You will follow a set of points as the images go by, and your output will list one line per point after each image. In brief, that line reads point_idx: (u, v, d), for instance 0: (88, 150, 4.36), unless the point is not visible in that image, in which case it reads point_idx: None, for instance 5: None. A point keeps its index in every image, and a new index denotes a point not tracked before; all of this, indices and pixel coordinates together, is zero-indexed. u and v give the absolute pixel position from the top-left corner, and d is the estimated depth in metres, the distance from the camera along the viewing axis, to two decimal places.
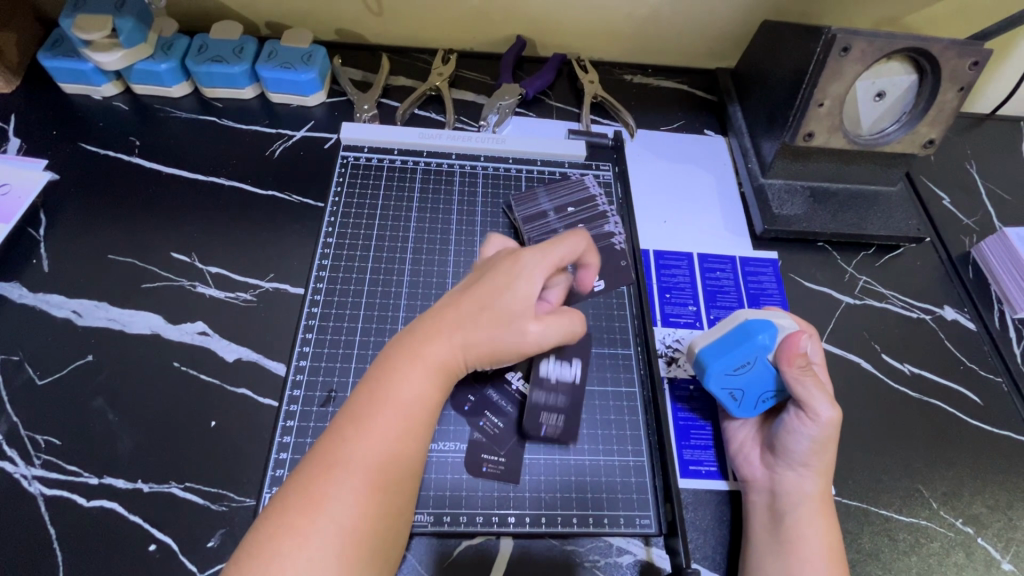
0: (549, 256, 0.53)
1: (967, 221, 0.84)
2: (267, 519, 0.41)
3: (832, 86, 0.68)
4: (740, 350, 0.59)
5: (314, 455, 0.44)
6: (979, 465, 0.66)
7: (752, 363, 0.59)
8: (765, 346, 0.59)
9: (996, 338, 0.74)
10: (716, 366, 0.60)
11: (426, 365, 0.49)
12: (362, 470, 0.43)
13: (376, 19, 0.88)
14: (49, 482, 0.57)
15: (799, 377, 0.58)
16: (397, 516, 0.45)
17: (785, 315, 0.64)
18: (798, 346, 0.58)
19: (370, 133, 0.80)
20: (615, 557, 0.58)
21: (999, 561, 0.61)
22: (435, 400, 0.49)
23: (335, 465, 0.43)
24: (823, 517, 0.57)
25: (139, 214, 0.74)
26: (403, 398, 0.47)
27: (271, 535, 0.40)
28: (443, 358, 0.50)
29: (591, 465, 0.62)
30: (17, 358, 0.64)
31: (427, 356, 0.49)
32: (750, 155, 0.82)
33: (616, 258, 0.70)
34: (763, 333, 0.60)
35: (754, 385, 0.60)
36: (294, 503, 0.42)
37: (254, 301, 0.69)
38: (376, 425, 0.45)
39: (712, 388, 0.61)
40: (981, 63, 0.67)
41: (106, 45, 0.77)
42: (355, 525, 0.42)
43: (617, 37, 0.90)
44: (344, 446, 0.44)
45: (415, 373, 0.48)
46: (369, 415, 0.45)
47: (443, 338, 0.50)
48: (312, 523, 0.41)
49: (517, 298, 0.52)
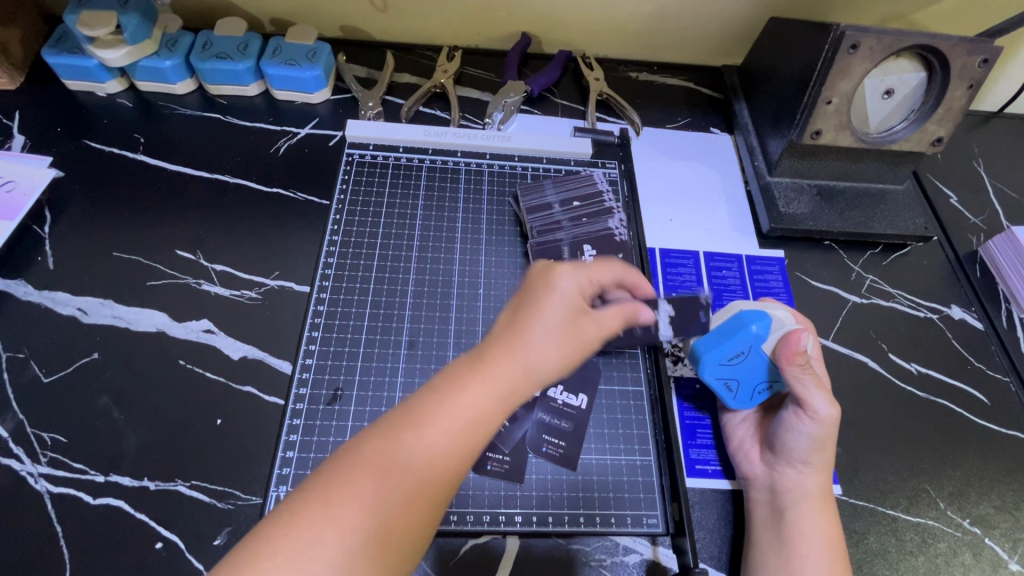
0: (587, 271, 0.52)
1: (974, 220, 0.83)
2: (302, 494, 0.40)
3: (840, 84, 0.68)
4: (732, 342, 0.59)
5: (358, 448, 0.41)
6: (987, 465, 0.65)
7: (745, 353, 0.59)
8: (757, 336, 0.59)
9: (1003, 337, 0.74)
10: (711, 356, 0.59)
11: (494, 382, 0.44)
12: (410, 469, 0.41)
13: (379, 16, 0.87)
14: (55, 480, 0.57)
15: (799, 375, 0.56)
16: (431, 522, 0.42)
17: (782, 305, 0.64)
18: (799, 344, 0.57)
19: (376, 130, 0.80)
20: (621, 556, 0.58)
21: (1006, 561, 0.60)
22: (495, 420, 0.44)
23: (387, 455, 0.41)
24: (824, 515, 0.57)
25: (145, 211, 0.74)
26: (465, 410, 0.43)
27: (303, 509, 0.39)
28: (513, 379, 0.45)
29: (598, 464, 0.61)
30: (22, 355, 0.64)
31: (497, 371, 0.45)
32: (757, 153, 0.82)
33: (616, 248, 0.71)
34: (756, 323, 0.59)
35: (747, 376, 0.60)
36: (335, 484, 0.40)
37: (259, 299, 0.69)
38: (432, 428, 0.42)
39: (707, 378, 0.61)
40: (990, 61, 0.66)
41: (109, 41, 0.77)
42: (389, 523, 0.40)
43: (623, 33, 0.89)
44: (399, 442, 0.41)
45: (481, 387, 0.44)
46: (428, 416, 0.42)
47: (514, 351, 0.46)
48: (349, 509, 0.39)
49: (578, 316, 0.49)
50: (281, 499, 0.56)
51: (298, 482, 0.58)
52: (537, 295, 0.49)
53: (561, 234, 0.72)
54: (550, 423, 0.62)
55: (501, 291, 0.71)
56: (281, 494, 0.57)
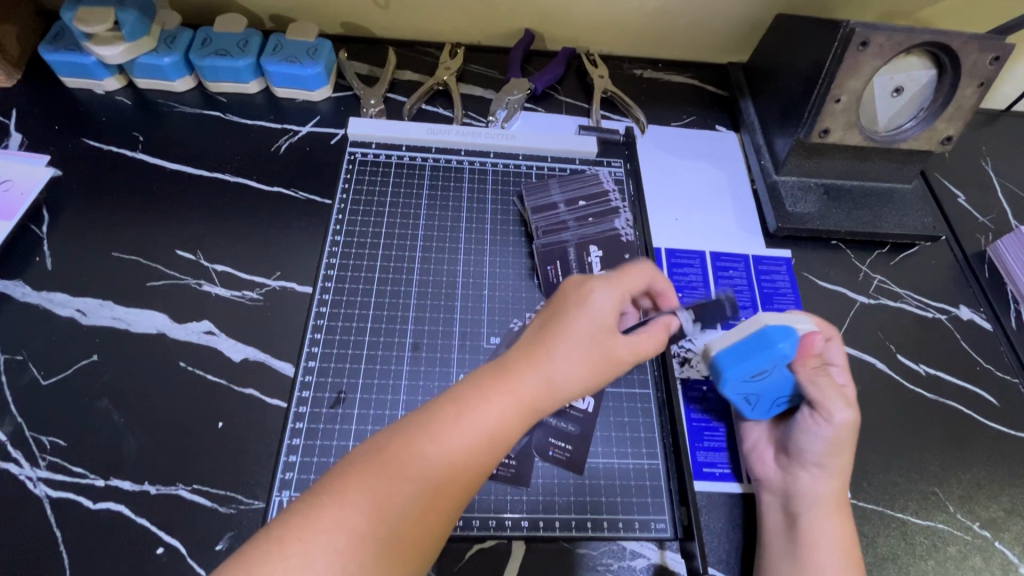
0: (623, 283, 0.53)
1: (982, 219, 0.83)
2: (316, 492, 0.39)
3: (849, 81, 0.67)
4: (758, 359, 0.57)
5: (376, 450, 0.41)
6: (997, 468, 0.65)
7: (769, 370, 0.57)
8: (785, 354, 0.56)
9: (1012, 338, 0.73)
10: (734, 373, 0.58)
11: (518, 395, 0.45)
12: (426, 472, 0.41)
13: (381, 12, 0.86)
14: (54, 484, 0.56)
15: (812, 377, 0.57)
16: (440, 534, 0.41)
17: (802, 314, 0.62)
18: (814, 346, 0.57)
19: (378, 128, 0.79)
20: (628, 561, 0.57)
21: (1016, 565, 0.60)
22: (513, 432, 0.45)
23: (404, 457, 0.40)
24: (840, 520, 0.56)
25: (144, 211, 0.73)
26: (484, 421, 0.43)
27: (317, 506, 0.38)
28: (536, 392, 0.46)
29: (605, 468, 0.61)
30: (21, 357, 0.63)
31: (520, 383, 0.46)
32: (764, 152, 0.81)
33: (621, 249, 0.70)
34: (784, 341, 0.56)
35: (769, 391, 0.59)
36: (352, 482, 0.39)
37: (261, 300, 0.68)
38: (451, 436, 0.42)
39: (727, 392, 0.60)
40: (1002, 58, 0.65)
41: (106, 38, 0.76)
42: (401, 529, 0.39)
43: (628, 30, 0.88)
44: (417, 446, 0.41)
45: (503, 398, 0.44)
46: (446, 422, 0.42)
47: (540, 362, 0.47)
48: (361, 509, 0.38)
49: (611, 332, 0.51)
50: (284, 504, 0.56)
51: (301, 486, 0.57)
52: (570, 309, 0.50)
53: (567, 234, 0.71)
54: (556, 427, 0.61)
55: (506, 293, 0.70)
56: (285, 499, 0.56)
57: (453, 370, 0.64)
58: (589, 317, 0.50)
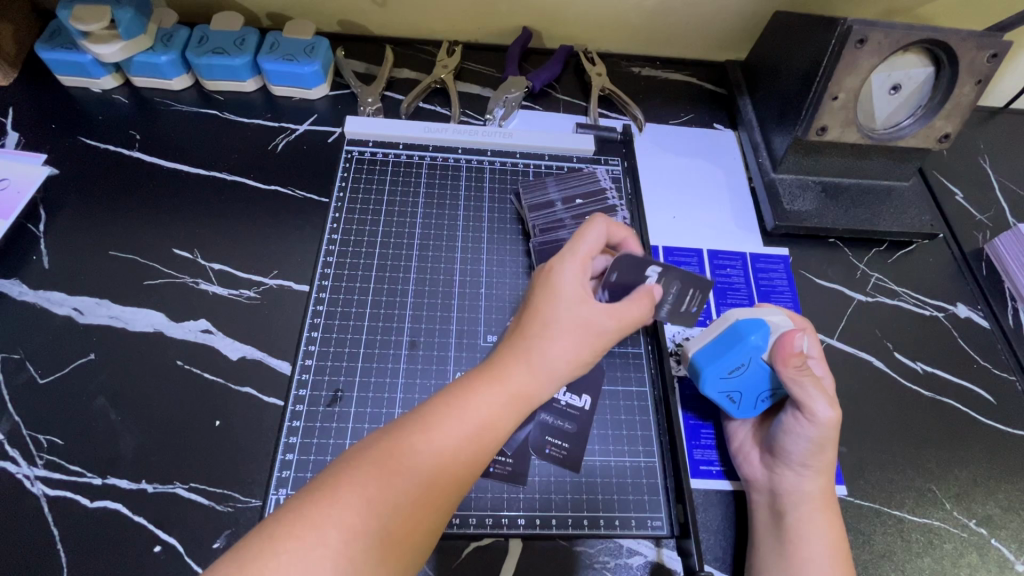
0: (579, 251, 0.54)
1: (980, 217, 0.83)
2: (311, 489, 0.39)
3: (846, 79, 0.67)
4: (732, 354, 0.58)
5: (369, 446, 0.42)
6: (993, 465, 0.65)
7: (746, 365, 0.58)
8: (757, 347, 0.58)
9: (1009, 335, 0.73)
10: (710, 370, 0.59)
11: (505, 389, 0.47)
12: (419, 466, 0.41)
13: (378, 10, 0.86)
14: (51, 483, 0.57)
15: (796, 377, 0.56)
16: (435, 530, 0.42)
17: (777, 309, 0.63)
18: (793, 345, 0.56)
19: (375, 126, 0.78)
20: (625, 558, 0.57)
21: (1013, 563, 0.60)
22: (503, 425, 0.46)
23: (398, 451, 0.41)
24: (826, 518, 0.56)
25: (141, 210, 0.73)
26: (472, 413, 0.45)
27: (313, 502, 0.38)
28: (524, 386, 0.47)
29: (601, 466, 0.61)
30: (17, 356, 0.63)
31: (507, 380, 0.47)
32: (761, 149, 0.81)
33: None
34: (754, 333, 0.58)
35: (750, 387, 0.59)
36: (346, 478, 0.40)
37: (257, 299, 0.68)
38: (442, 430, 0.43)
39: (708, 391, 0.60)
40: (1000, 55, 0.65)
41: (103, 36, 0.76)
42: (396, 523, 0.39)
43: (625, 28, 0.88)
44: (409, 441, 0.42)
45: (490, 394, 0.46)
46: (438, 419, 0.43)
47: (525, 357, 0.48)
48: (356, 501, 0.39)
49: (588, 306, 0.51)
50: (281, 503, 0.56)
51: (298, 485, 0.57)
52: (546, 299, 0.51)
53: (564, 232, 0.71)
54: (553, 425, 0.62)
55: (502, 291, 0.70)
56: (281, 497, 0.56)
57: (449, 368, 0.64)
58: (565, 303, 0.51)
